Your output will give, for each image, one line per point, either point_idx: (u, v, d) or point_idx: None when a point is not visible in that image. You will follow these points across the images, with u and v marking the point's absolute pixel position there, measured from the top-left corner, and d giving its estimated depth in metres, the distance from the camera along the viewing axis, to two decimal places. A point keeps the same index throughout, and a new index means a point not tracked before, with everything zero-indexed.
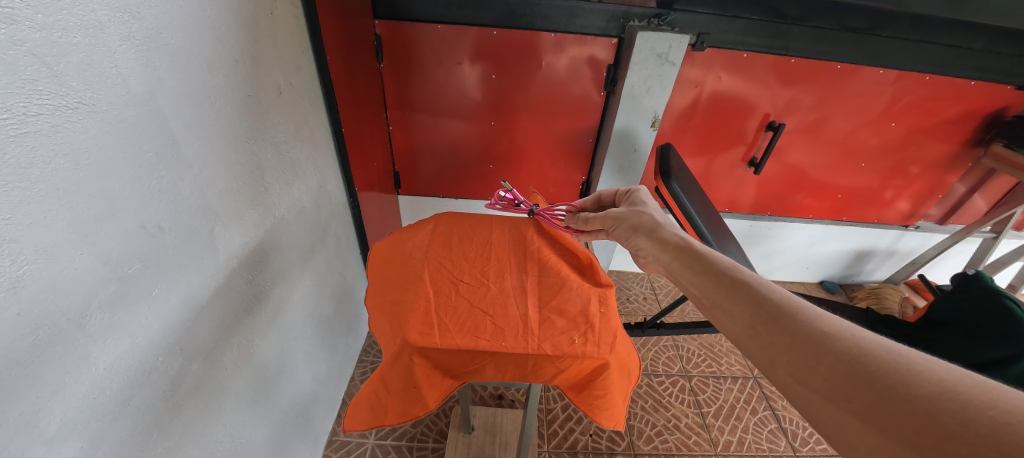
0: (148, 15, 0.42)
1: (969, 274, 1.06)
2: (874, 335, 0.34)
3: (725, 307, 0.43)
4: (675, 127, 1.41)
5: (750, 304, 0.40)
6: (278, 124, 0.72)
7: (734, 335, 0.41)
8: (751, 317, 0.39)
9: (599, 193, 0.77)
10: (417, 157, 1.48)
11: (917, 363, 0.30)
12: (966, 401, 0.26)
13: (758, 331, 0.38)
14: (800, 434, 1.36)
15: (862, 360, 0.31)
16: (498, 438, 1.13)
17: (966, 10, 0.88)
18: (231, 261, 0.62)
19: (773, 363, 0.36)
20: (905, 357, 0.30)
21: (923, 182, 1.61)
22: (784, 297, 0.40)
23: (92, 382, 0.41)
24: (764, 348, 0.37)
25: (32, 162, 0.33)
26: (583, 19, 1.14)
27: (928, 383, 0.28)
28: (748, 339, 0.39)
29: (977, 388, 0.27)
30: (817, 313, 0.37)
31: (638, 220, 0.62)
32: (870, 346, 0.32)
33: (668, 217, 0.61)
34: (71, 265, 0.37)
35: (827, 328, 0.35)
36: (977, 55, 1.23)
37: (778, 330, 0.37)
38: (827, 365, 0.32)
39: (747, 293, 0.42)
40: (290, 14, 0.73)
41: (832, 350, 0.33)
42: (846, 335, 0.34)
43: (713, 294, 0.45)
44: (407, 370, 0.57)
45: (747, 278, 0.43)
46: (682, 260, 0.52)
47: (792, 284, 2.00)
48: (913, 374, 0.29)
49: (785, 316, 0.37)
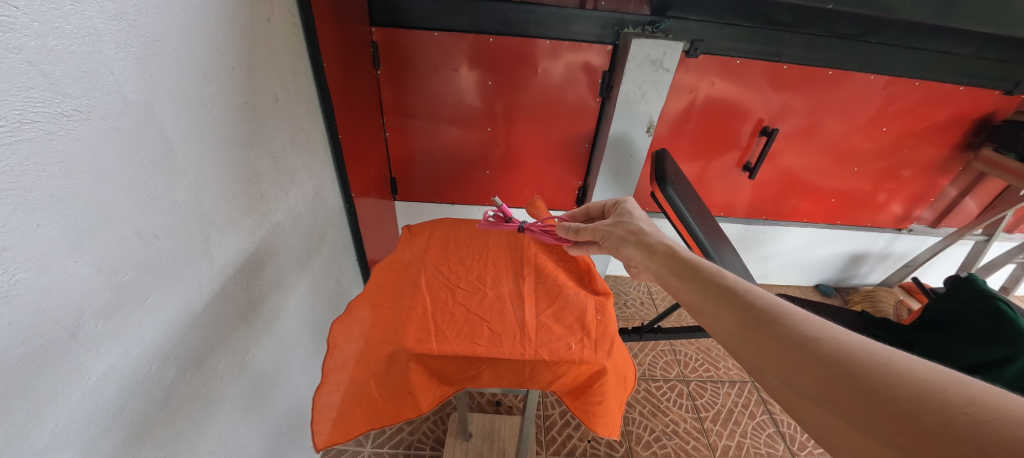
0: (145, 23, 0.43)
1: (962, 276, 1.08)
2: (855, 337, 0.34)
3: (713, 314, 0.42)
4: (670, 133, 1.42)
5: (738, 310, 0.40)
6: (275, 131, 0.73)
7: (724, 340, 0.40)
8: (739, 323, 0.39)
9: (587, 206, 0.77)
10: (414, 163, 1.48)
11: (897, 363, 0.30)
12: (944, 399, 0.27)
13: (746, 336, 0.38)
14: (798, 438, 1.36)
15: (846, 362, 0.31)
16: (496, 445, 1.12)
17: (952, 17, 0.90)
18: (226, 268, 0.61)
19: (761, 368, 0.36)
20: (886, 357, 0.31)
21: (915, 186, 1.63)
22: (768, 301, 0.40)
23: (85, 392, 0.41)
24: (752, 353, 0.37)
25: (26, 170, 0.33)
26: (578, 26, 1.16)
27: (909, 382, 0.28)
28: (737, 344, 0.39)
29: (953, 386, 0.27)
30: (801, 318, 0.37)
31: (625, 231, 0.62)
32: (853, 348, 0.32)
33: (655, 227, 0.61)
34: (64, 274, 0.37)
35: (810, 331, 0.35)
36: (964, 61, 1.25)
37: (765, 334, 0.36)
38: (810, 369, 0.32)
39: (734, 299, 0.41)
40: (287, 20, 0.73)
41: (816, 354, 0.33)
42: (828, 338, 0.34)
43: (702, 301, 0.45)
44: (403, 377, 0.56)
45: (733, 285, 0.43)
46: (671, 269, 0.52)
47: (788, 287, 2.01)
48: (895, 375, 0.29)
49: (770, 322, 0.37)
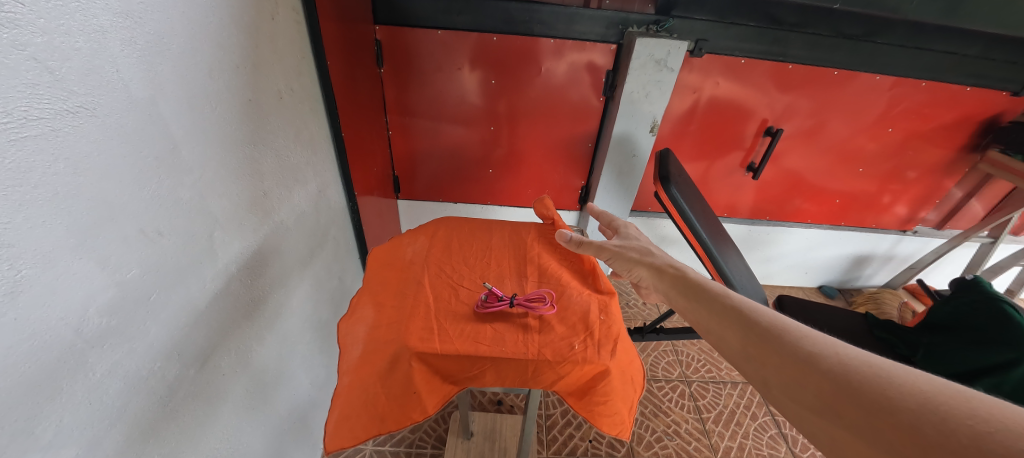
0: (151, 20, 0.43)
1: (968, 278, 1.06)
2: (859, 350, 0.33)
3: (719, 332, 0.43)
4: (674, 132, 1.41)
5: (741, 326, 0.40)
6: (279, 129, 0.73)
7: (730, 358, 0.40)
8: (744, 340, 0.39)
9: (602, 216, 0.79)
10: (417, 162, 1.48)
11: (899, 375, 0.29)
12: (946, 411, 0.26)
13: (751, 354, 0.38)
14: (800, 439, 1.35)
15: (847, 376, 0.31)
16: (497, 444, 1.12)
17: (960, 17, 0.89)
18: (230, 266, 0.62)
19: (767, 384, 0.36)
20: (888, 370, 0.30)
21: (920, 188, 1.62)
22: (772, 317, 0.40)
23: (90, 388, 0.41)
24: (758, 370, 0.37)
25: (33, 167, 0.33)
26: (582, 26, 1.16)
27: (909, 395, 0.28)
28: (743, 361, 0.39)
29: (956, 398, 0.26)
30: (803, 332, 0.37)
31: (631, 252, 0.63)
32: (854, 362, 0.32)
33: (661, 251, 0.62)
34: (68, 270, 0.37)
35: (812, 345, 0.35)
36: (971, 62, 1.24)
37: (768, 351, 0.36)
38: (814, 382, 0.32)
39: (737, 316, 0.42)
40: (291, 19, 0.73)
41: (818, 368, 0.33)
42: (830, 352, 0.33)
43: (708, 319, 0.45)
44: (407, 376, 0.56)
45: (736, 302, 0.43)
46: (678, 289, 0.52)
47: (791, 289, 2.00)
48: (896, 387, 0.28)
49: (773, 337, 0.37)
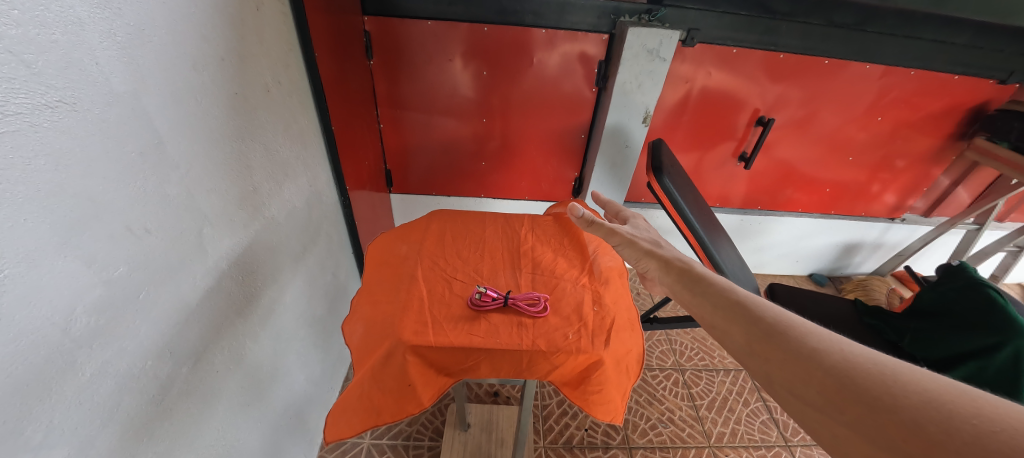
0: (130, 12, 0.41)
1: (953, 264, 1.09)
2: (862, 349, 0.34)
3: (722, 326, 0.43)
4: (667, 123, 1.42)
5: (745, 322, 0.41)
6: (267, 123, 0.71)
7: (731, 351, 0.41)
8: (747, 335, 0.39)
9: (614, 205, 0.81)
10: (409, 156, 1.47)
11: (903, 374, 0.30)
12: (950, 410, 0.26)
13: (754, 348, 0.38)
14: (791, 424, 1.38)
15: (852, 374, 0.31)
16: (493, 436, 1.13)
17: (948, 6, 0.90)
18: (221, 263, 0.61)
19: (768, 378, 0.36)
20: (893, 369, 0.31)
21: (909, 176, 1.65)
22: (777, 313, 0.40)
23: (79, 388, 0.40)
24: (760, 364, 0.37)
25: (12, 163, 0.32)
26: (575, 16, 1.14)
27: (914, 393, 0.28)
28: (744, 355, 0.39)
29: (959, 397, 0.27)
30: (808, 329, 0.37)
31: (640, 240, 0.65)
32: (859, 360, 0.32)
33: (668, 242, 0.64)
34: (54, 269, 0.37)
35: (816, 343, 0.35)
36: (959, 50, 1.25)
37: (773, 346, 0.37)
38: (818, 378, 0.33)
39: (741, 312, 0.42)
40: (276, 10, 0.71)
41: (822, 365, 0.33)
42: (835, 349, 0.34)
43: (711, 313, 0.45)
44: (401, 369, 0.56)
45: (741, 297, 0.44)
46: (683, 283, 0.52)
47: (783, 277, 2.03)
48: (901, 385, 0.29)
49: (778, 333, 0.38)
